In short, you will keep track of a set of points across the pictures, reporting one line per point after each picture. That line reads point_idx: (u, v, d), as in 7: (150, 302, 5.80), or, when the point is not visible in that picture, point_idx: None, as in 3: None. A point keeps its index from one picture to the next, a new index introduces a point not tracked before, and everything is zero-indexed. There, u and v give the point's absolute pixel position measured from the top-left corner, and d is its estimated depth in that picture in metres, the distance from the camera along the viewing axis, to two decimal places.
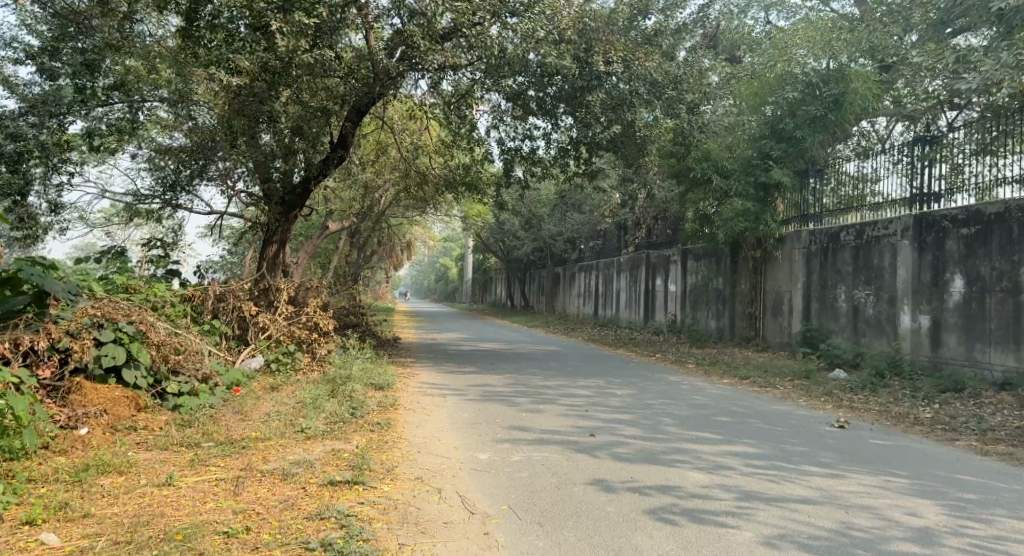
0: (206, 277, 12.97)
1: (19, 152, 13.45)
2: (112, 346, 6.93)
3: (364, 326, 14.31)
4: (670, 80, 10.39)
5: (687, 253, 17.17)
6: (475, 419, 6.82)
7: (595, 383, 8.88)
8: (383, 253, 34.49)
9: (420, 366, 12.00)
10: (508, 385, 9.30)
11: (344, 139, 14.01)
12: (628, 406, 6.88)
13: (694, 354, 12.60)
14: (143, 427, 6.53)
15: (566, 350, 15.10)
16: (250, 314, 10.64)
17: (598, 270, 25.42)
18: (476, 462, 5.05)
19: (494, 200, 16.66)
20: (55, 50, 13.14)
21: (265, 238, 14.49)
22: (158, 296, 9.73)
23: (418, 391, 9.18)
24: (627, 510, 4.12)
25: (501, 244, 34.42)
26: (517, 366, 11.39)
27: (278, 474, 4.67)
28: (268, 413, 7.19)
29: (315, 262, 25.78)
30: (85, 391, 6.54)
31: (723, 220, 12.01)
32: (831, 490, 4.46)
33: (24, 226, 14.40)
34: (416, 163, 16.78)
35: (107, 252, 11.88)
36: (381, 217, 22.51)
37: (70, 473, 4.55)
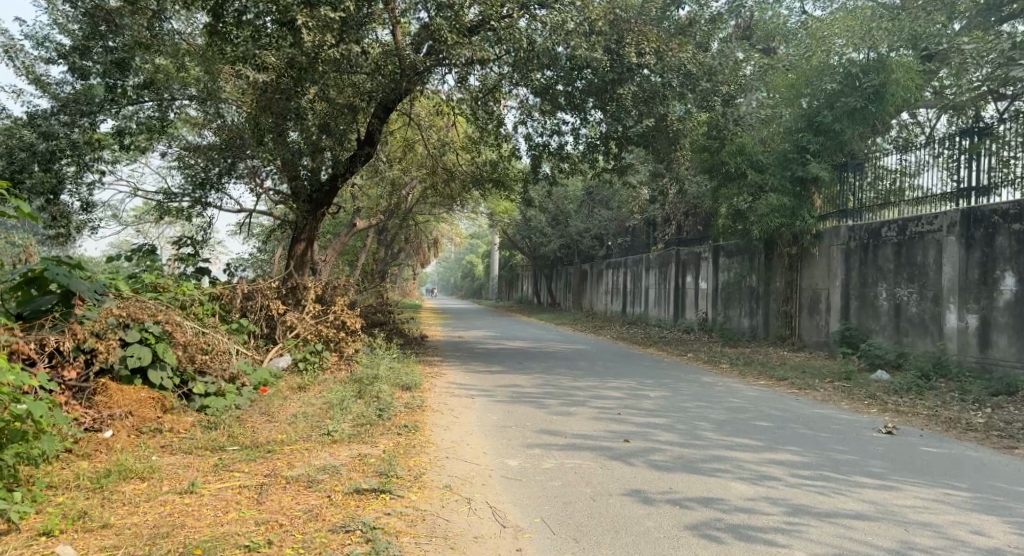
0: (234, 276, 12.92)
1: (51, 151, 13.49)
2: (138, 346, 6.81)
3: (391, 325, 14.21)
4: (704, 71, 10.12)
5: (719, 249, 16.85)
6: (504, 422, 6.65)
7: (627, 384, 8.68)
8: (410, 250, 34.48)
9: (448, 365, 11.86)
10: (538, 385, 9.12)
11: (371, 136, 13.87)
12: (663, 409, 6.67)
13: (727, 353, 12.32)
14: (168, 429, 6.38)
15: (595, 348, 14.88)
16: (278, 313, 10.56)
17: (627, 267, 25.14)
18: (507, 469, 4.87)
19: (523, 196, 16.48)
20: (86, 49, 13.21)
21: (293, 236, 14.43)
22: (185, 294, 9.66)
23: (446, 391, 9.04)
24: (668, 525, 3.92)
25: (527, 241, 34.22)
26: (546, 366, 11.20)
27: (302, 480, 4.54)
28: (295, 413, 7.06)
29: (343, 259, 25.78)
30: (110, 392, 6.39)
31: (758, 216, 11.75)
32: (887, 504, 4.22)
33: (56, 225, 14.46)
34: (443, 159, 16.65)
35: (138, 251, 11.88)
36: (409, 214, 22.43)
37: (92, 479, 4.44)
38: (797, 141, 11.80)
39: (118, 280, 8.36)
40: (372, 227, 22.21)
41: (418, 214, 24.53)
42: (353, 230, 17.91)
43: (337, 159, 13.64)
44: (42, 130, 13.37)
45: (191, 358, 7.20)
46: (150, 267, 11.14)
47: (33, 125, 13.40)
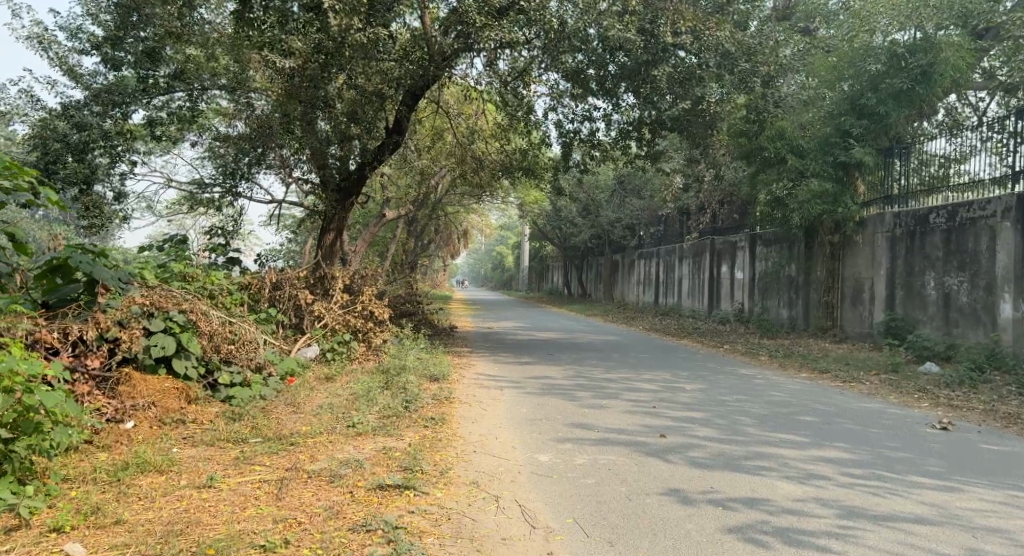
0: (264, 265, 12.84)
1: (83, 142, 13.51)
2: (162, 335, 6.66)
3: (420, 315, 14.08)
4: (743, 51, 9.77)
5: (756, 238, 16.46)
6: (533, 415, 6.45)
7: (661, 375, 8.43)
8: (440, 241, 34.36)
9: (477, 356, 11.67)
10: (570, 377, 8.90)
11: (399, 125, 13.72)
12: (700, 402, 6.42)
13: (765, 345, 11.98)
14: (191, 421, 6.23)
15: (628, 339, 14.59)
16: (306, 302, 10.44)
17: (659, 257, 24.77)
18: (537, 465, 4.66)
19: (553, 185, 16.23)
20: (118, 39, 13.02)
21: (322, 226, 14.34)
22: (213, 284, 9.57)
23: (475, 383, 8.85)
24: (710, 528, 3.68)
25: (557, 231, 33.94)
26: (577, 357, 10.98)
27: (323, 475, 4.37)
28: (321, 405, 6.89)
29: (373, 250, 25.71)
30: (133, 382, 6.24)
31: (798, 203, 11.42)
32: (948, 507, 3.94)
33: (89, 215, 14.49)
34: (472, 148, 16.46)
35: (169, 240, 11.83)
36: (438, 204, 22.24)
37: (108, 472, 4.30)
38: (839, 125, 11.43)
39: (143, 269, 8.26)
40: (402, 218, 22.08)
41: (447, 204, 24.36)
42: (383, 220, 17.80)
43: (366, 148, 13.51)
44: (75, 120, 13.38)
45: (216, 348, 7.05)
46: (178, 255, 11.05)
47: (66, 116, 13.42)
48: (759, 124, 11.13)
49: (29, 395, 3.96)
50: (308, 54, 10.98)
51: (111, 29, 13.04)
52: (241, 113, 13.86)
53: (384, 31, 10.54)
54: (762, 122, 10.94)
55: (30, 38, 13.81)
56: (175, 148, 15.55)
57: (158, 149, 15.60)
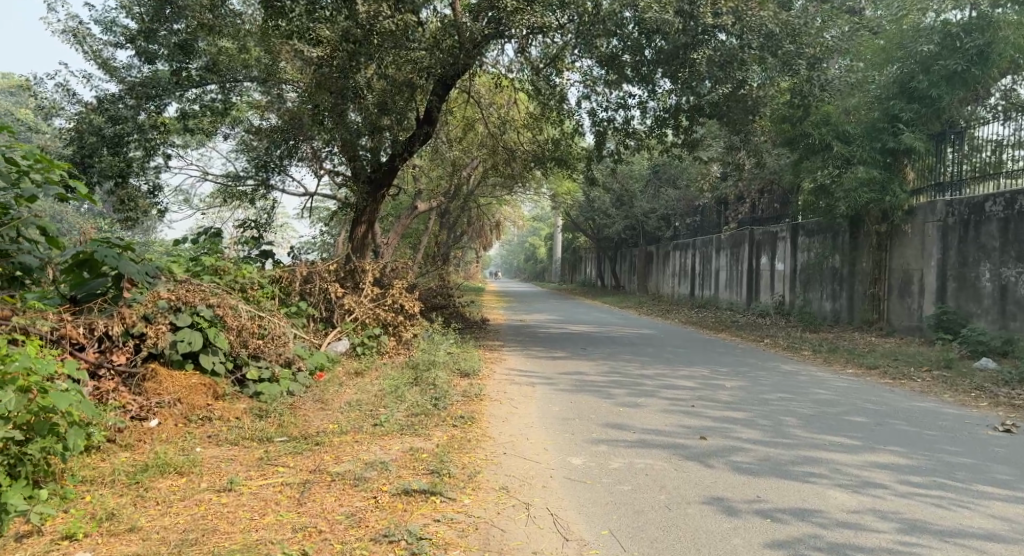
0: (296, 259, 12.76)
1: (118, 135, 13.52)
2: (189, 330, 6.45)
3: (452, 308, 13.91)
4: (787, 32, 9.41)
5: (797, 228, 16.03)
6: (566, 414, 6.24)
7: (700, 372, 8.17)
8: (473, 233, 34.19)
9: (510, 350, 11.48)
10: (604, 373, 8.67)
11: (430, 115, 13.55)
12: (743, 403, 6.16)
13: (807, 339, 11.61)
14: (218, 417, 6.01)
15: (664, 333, 14.29)
16: (336, 296, 10.30)
17: (696, 248, 24.37)
18: (569, 470, 4.44)
19: (586, 175, 15.97)
20: (151, 31, 12.93)
21: (353, 218, 14.22)
22: (244, 277, 9.47)
23: (506, 378, 8.66)
24: (757, 542, 3.44)
25: (591, 222, 33.59)
26: (612, 352, 10.73)
27: (347, 477, 4.21)
28: (349, 402, 6.72)
29: (405, 242, 25.62)
30: (161, 378, 6.04)
31: (845, 192, 11.10)
32: (1018, 520, 3.66)
33: (124, 208, 14.53)
34: (504, 138, 16.24)
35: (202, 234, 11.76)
36: (470, 196, 22.04)
37: (127, 474, 4.18)
38: (886, 108, 11.06)
39: (170, 263, 8.14)
40: (434, 210, 21.94)
41: (480, 196, 24.16)
42: (415, 213, 17.67)
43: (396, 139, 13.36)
44: (108, 114, 13.40)
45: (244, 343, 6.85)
46: (209, 247, 10.98)
47: (100, 110, 13.45)
48: (803, 108, 10.72)
49: (43, 398, 3.84)
50: (336, 42, 10.90)
51: (144, 22, 13.01)
52: (273, 105, 13.79)
53: (411, 19, 10.78)
54: (806, 106, 10.55)
55: (65, 33, 13.86)
56: (208, 141, 15.54)
57: (192, 142, 15.61)
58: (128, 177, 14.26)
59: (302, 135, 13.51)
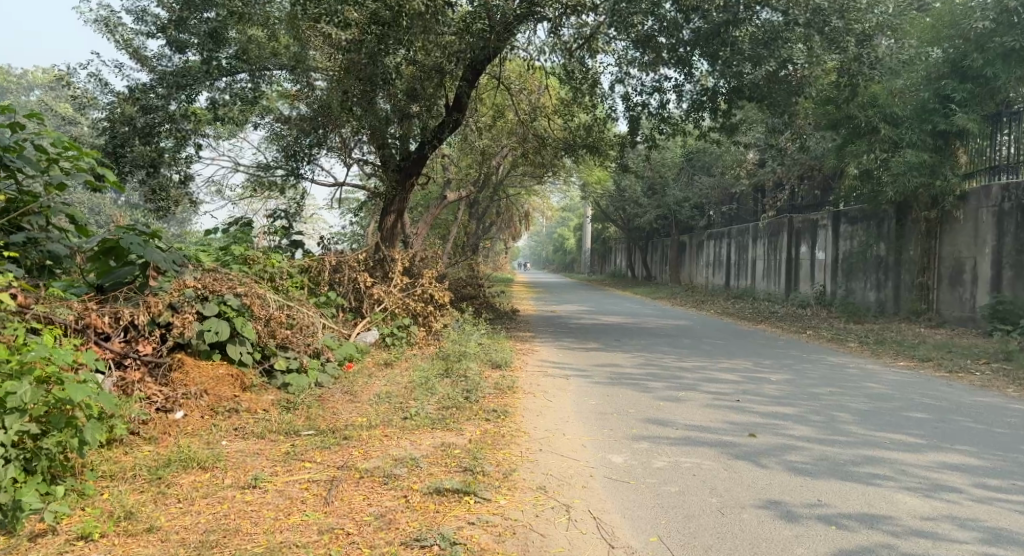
0: (328, 249, 12.65)
1: (149, 125, 13.45)
2: (216, 320, 6.15)
3: (482, 299, 13.70)
4: (837, 7, 9.06)
5: (839, 217, 16.21)
6: (602, 408, 6.04)
7: (743, 366, 8.01)
8: (502, 223, 33.95)
9: (543, 341, 11.30)
10: (641, 366, 8.49)
11: (460, 102, 13.36)
12: (794, 402, 6.01)
13: (851, 334, 11.31)
14: (245, 409, 5.72)
15: (699, 324, 14.00)
16: (366, 285, 10.13)
17: (731, 237, 24.06)
18: (611, 467, 4.23)
19: (619, 162, 15.75)
20: (182, 20, 13.00)
21: (383, 208, 14.06)
22: (274, 267, 9.32)
23: (539, 370, 8.46)
24: (823, 549, 3.26)
25: (620, 212, 33.24)
26: (647, 343, 10.50)
27: (377, 474, 4.00)
28: (379, 394, 6.52)
29: (434, 232, 25.42)
30: (187, 368, 5.80)
31: (896, 176, 11.17)
32: None
33: (156, 198, 14.50)
34: (535, 125, 16.05)
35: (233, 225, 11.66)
36: (500, 185, 21.77)
37: (148, 469, 4.00)
38: (938, 89, 10.98)
39: (194, 250, 7.95)
40: (463, 200, 21.74)
41: (510, 185, 23.92)
42: (444, 202, 17.48)
43: (425, 126, 13.20)
44: (139, 102, 13.33)
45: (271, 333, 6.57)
46: (236, 235, 10.82)
47: (132, 99, 13.40)
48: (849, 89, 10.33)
49: (59, 389, 3.67)
50: (365, 22, 10.74)
51: (176, 9, 12.93)
52: (303, 93, 13.67)
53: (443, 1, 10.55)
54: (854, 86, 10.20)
55: (97, 22, 13.83)
56: (238, 131, 15.46)
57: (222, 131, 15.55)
58: (160, 167, 14.20)
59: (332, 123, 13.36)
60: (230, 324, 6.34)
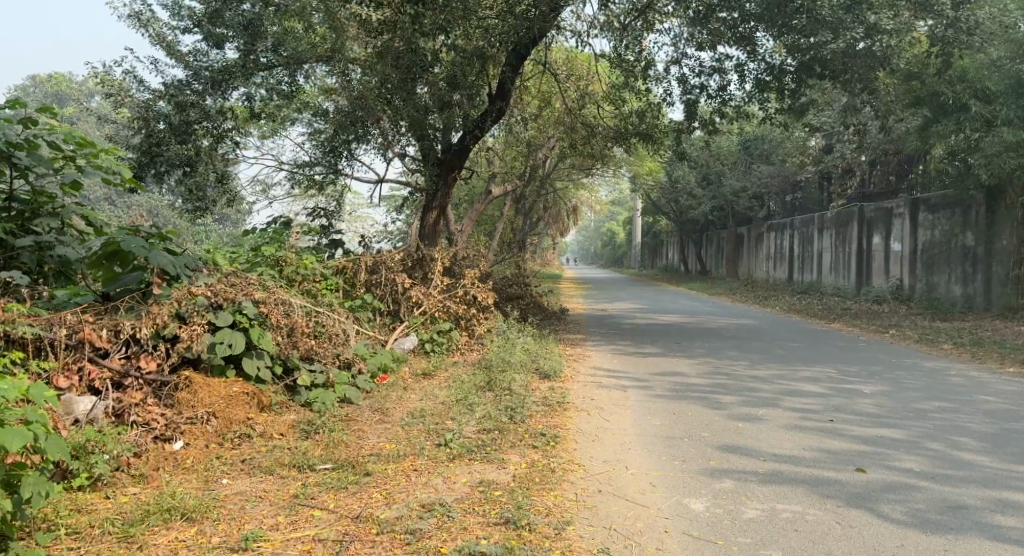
0: (369, 248, 12.06)
1: (185, 122, 12.93)
2: (229, 331, 5.39)
3: (529, 298, 12.98)
4: None
5: (917, 204, 16.05)
6: (671, 432, 5.34)
7: (828, 381, 7.38)
8: (548, 218, 33.02)
9: (596, 343, 10.58)
10: (706, 378, 7.80)
11: (503, 89, 12.79)
12: (901, 429, 5.45)
13: (939, 343, 10.46)
14: (259, 434, 4.98)
15: (764, 325, 13.11)
16: (404, 287, 9.43)
17: (794, 229, 23.15)
18: (690, 522, 3.62)
19: (675, 151, 14.95)
20: (217, 13, 12.48)
21: (425, 203, 13.42)
22: (307, 269, 8.71)
23: (592, 380, 7.71)
24: None
25: (672, 203, 32.26)
26: (711, 347, 9.78)
27: (398, 530, 3.39)
28: (412, 413, 5.86)
29: (480, 228, 24.61)
30: (195, 387, 5.02)
31: (990, 156, 11.36)
32: None
33: (192, 198, 13.99)
34: (582, 113, 15.37)
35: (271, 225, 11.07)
36: (547, 178, 20.89)
37: (119, 524, 3.44)
38: None
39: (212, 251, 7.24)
40: (510, 194, 21.03)
41: (557, 178, 23.12)
42: (489, 198, 16.74)
43: (467, 116, 12.49)
44: (174, 98, 12.81)
45: (293, 346, 5.80)
46: (268, 231, 10.20)
47: (167, 97, 12.85)
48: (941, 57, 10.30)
49: None
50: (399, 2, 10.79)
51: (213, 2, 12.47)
52: (339, 90, 13.02)
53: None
54: (946, 54, 10.11)
55: (131, 18, 13.21)
56: (278, 128, 14.94)
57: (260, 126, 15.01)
58: (196, 167, 13.65)
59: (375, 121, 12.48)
60: (245, 335, 5.58)
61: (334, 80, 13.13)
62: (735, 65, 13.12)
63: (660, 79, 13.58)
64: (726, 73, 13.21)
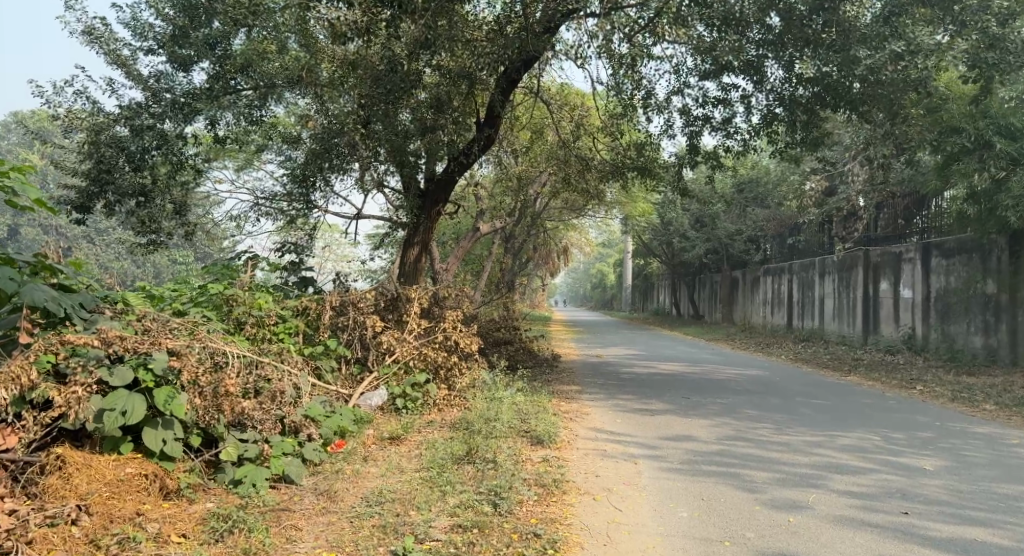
0: (342, 286, 10.81)
1: (142, 149, 11.66)
2: (126, 395, 4.26)
3: (519, 343, 11.74)
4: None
5: (929, 248, 15.05)
6: (704, 533, 4.20)
7: (877, 455, 6.14)
8: (538, 259, 31.83)
9: (593, 397, 9.32)
10: (730, 446, 6.52)
11: (492, 115, 11.68)
12: (998, 534, 4.28)
13: (979, 403, 9.28)
14: (148, 537, 3.83)
15: (777, 377, 11.89)
16: (375, 331, 8.15)
17: (794, 273, 22.11)
18: None
19: (675, 187, 13.94)
20: (183, 33, 11.46)
21: (405, 239, 12.21)
22: (258, 310, 7.55)
23: (594, 447, 6.41)
24: None
25: (665, 244, 31.25)
26: (723, 405, 8.53)
27: None
28: (368, 495, 4.64)
29: (467, 268, 23.38)
30: (69, 470, 4.01)
31: (1018, 196, 10.51)
32: None
33: (146, 230, 12.63)
34: (576, 145, 14.31)
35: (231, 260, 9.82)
36: (536, 216, 19.74)
37: None
38: None
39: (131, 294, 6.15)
40: (498, 232, 19.86)
41: (547, 217, 22.04)
42: (476, 235, 15.53)
43: (452, 145, 11.46)
44: (130, 120, 11.57)
45: (210, 415, 4.56)
46: (222, 265, 8.95)
47: (124, 121, 11.63)
48: (982, 83, 9.25)
49: None
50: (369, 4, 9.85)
51: (179, 21, 11.40)
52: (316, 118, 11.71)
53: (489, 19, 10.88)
54: (989, 80, 9.08)
55: (83, 34, 11.97)
56: (249, 158, 13.77)
57: (230, 155, 13.84)
58: (153, 197, 12.38)
59: (354, 154, 11.28)
60: (145, 397, 4.37)
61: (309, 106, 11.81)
62: (742, 96, 12.12)
63: (661, 109, 12.59)
64: (731, 105, 12.20)
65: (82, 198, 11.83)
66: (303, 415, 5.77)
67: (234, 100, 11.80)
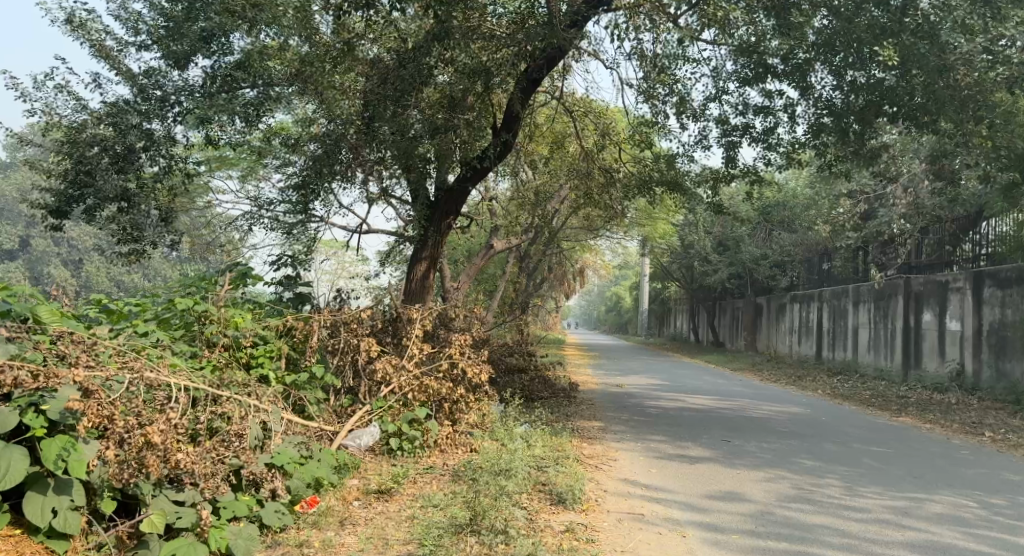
0: (342, 304, 9.67)
1: (126, 149, 10.45)
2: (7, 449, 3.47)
3: (533, 372, 10.57)
4: None
5: (981, 276, 13.81)
6: None
7: (984, 529, 4.93)
8: (555, 280, 30.65)
9: (621, 438, 8.11)
10: (796, 510, 5.32)
11: (511, 119, 10.52)
12: None
13: None
14: None
15: (823, 416, 10.64)
16: (369, 357, 6.96)
17: (825, 301, 20.81)
18: None
19: (708, 203, 12.75)
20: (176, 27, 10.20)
21: (412, 254, 10.99)
22: (233, 330, 6.46)
23: (626, 508, 5.24)
24: None
25: (687, 266, 30.04)
26: (772, 452, 7.31)
27: None
28: None
29: (480, 287, 22.23)
30: None
31: None
32: None
33: (128, 239, 11.41)
34: (599, 157, 13.20)
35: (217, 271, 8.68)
36: (555, 235, 18.59)
37: None
38: None
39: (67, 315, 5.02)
40: (513, 250, 18.71)
41: (566, 236, 20.87)
42: (490, 251, 14.36)
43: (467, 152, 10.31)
44: (113, 119, 10.36)
45: (130, 468, 3.68)
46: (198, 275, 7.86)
47: (106, 117, 10.43)
48: None
49: None
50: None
51: (174, 14, 10.21)
52: (320, 123, 10.42)
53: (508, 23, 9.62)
54: None
55: (64, 22, 10.96)
56: (251, 166, 12.70)
57: (232, 161, 12.86)
58: (139, 203, 11.24)
59: (358, 161, 10.01)
60: (31, 451, 3.58)
61: (314, 111, 10.76)
62: (787, 103, 10.96)
63: (695, 116, 11.47)
64: (775, 113, 11.06)
65: (60, 201, 10.70)
66: (267, 465, 4.71)
67: (230, 99, 10.28)
